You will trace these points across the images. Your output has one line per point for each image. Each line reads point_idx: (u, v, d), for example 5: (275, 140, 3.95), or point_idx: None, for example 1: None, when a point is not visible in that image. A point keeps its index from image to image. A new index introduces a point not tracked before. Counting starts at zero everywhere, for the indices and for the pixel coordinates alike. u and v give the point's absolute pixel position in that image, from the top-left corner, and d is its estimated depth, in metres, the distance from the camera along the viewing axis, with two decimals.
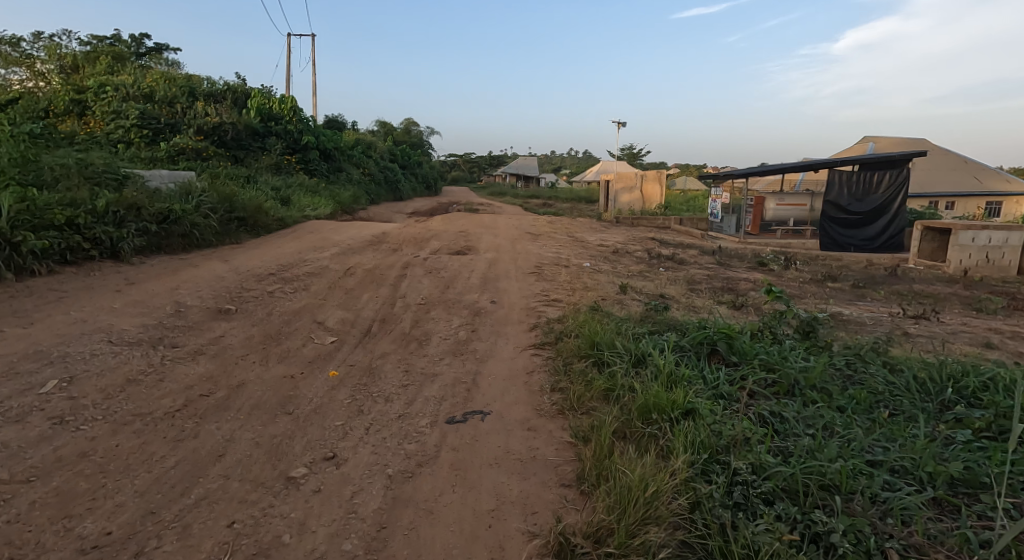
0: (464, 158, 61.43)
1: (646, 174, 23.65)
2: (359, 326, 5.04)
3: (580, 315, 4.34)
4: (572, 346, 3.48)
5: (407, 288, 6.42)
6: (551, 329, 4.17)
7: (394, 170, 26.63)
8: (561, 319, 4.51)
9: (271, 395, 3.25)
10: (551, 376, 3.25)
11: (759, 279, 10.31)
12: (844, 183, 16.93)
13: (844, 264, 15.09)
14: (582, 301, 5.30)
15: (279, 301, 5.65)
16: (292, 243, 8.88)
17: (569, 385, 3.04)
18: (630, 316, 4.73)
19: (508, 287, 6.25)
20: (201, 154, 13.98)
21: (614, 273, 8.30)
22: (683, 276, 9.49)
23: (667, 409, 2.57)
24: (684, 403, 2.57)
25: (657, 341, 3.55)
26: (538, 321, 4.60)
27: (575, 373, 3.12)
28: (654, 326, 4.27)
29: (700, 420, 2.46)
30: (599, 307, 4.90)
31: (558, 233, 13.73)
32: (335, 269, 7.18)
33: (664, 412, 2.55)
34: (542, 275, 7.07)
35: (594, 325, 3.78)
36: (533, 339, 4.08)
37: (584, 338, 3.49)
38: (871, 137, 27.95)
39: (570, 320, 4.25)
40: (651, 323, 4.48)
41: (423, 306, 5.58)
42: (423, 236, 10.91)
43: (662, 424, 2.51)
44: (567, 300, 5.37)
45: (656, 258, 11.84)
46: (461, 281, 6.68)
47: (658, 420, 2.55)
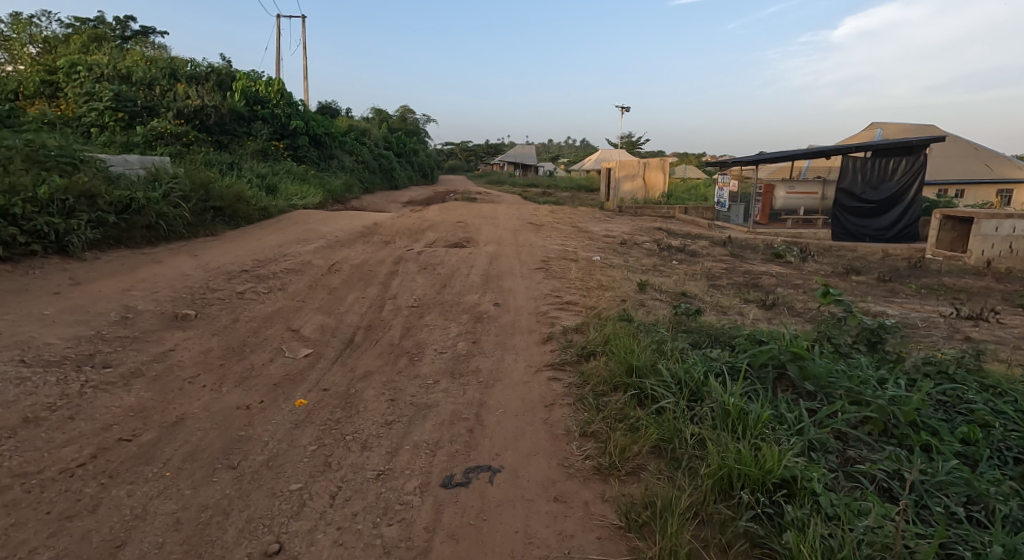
0: (461, 146, 60.34)
1: (649, 161, 22.74)
2: (341, 334, 4.29)
3: (603, 325, 3.61)
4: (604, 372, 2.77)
5: (398, 287, 5.66)
6: (569, 344, 3.43)
7: (389, 158, 25.71)
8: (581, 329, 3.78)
9: (214, 436, 2.51)
10: (580, 413, 2.52)
11: (779, 273, 9.56)
12: (858, 170, 16.07)
13: (860, 255, 14.37)
14: (600, 304, 4.56)
15: (249, 304, 4.89)
16: (274, 235, 8.08)
17: (607, 430, 2.33)
18: (660, 324, 3.99)
19: (513, 287, 5.50)
20: (181, 139, 13.13)
21: (626, 268, 7.55)
22: (699, 270, 8.74)
23: (760, 483, 1.89)
24: (782, 471, 1.89)
25: (710, 364, 2.81)
26: (552, 330, 3.86)
27: (614, 414, 2.40)
28: (693, 339, 3.52)
29: (816, 511, 1.77)
30: (623, 313, 4.15)
31: (561, 224, 12.94)
32: (318, 265, 6.43)
33: (756, 489, 1.88)
34: (550, 271, 6.32)
35: (626, 341, 3.05)
36: (547, 356, 3.34)
37: (619, 362, 2.76)
38: (880, 122, 27.13)
39: (593, 330, 3.52)
40: (686, 332, 3.74)
41: (416, 310, 4.82)
42: (418, 227, 10.12)
43: (759, 510, 1.83)
44: (583, 303, 4.63)
45: (666, 251, 11.12)
46: (459, 278, 5.93)
47: (751, 505, 1.86)
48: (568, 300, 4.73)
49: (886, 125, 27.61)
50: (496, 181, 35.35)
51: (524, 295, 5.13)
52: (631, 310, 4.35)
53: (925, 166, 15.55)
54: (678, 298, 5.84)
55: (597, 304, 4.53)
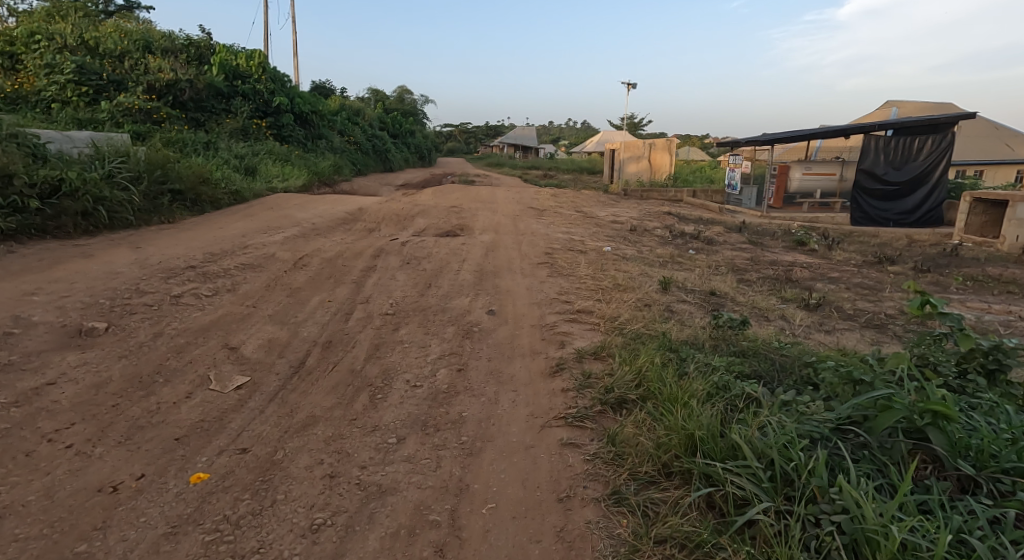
0: (461, 127, 58.89)
1: (655, 141, 21.61)
2: (291, 355, 3.37)
3: (632, 353, 2.70)
4: (653, 450, 1.93)
5: (374, 287, 4.72)
6: (587, 382, 2.50)
7: (384, 139, 24.58)
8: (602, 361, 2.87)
9: (35, 555, 1.62)
10: (622, 534, 1.69)
11: (807, 264, 8.61)
12: (879, 150, 15.10)
13: (883, 240, 13.44)
14: (622, 314, 3.64)
15: (184, 310, 3.95)
16: (240, 223, 7.13)
17: None
18: (702, 345, 3.08)
19: (511, 287, 4.56)
20: (152, 116, 12.13)
21: (642, 260, 6.60)
22: (721, 261, 7.80)
23: None
24: None
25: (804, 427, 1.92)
26: (562, 354, 2.93)
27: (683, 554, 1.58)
28: (756, 375, 2.59)
29: None
30: (653, 332, 3.23)
31: (564, 208, 11.96)
32: (283, 259, 5.48)
33: None
34: (555, 266, 5.38)
35: (675, 391, 2.18)
36: (558, 401, 2.40)
37: (671, 435, 1.92)
38: (897, 100, 25.94)
39: (619, 361, 2.63)
40: (738, 358, 2.84)
41: (391, 319, 3.89)
42: (407, 212, 9.15)
43: None
44: (600, 310, 3.72)
45: (680, 238, 10.17)
46: (449, 275, 4.99)
47: None
48: (582, 306, 3.81)
49: (902, 104, 26.51)
50: (495, 163, 34.26)
51: (527, 298, 4.20)
52: (660, 325, 3.44)
53: (952, 145, 14.32)
54: (708, 302, 4.91)
55: (617, 314, 3.62)
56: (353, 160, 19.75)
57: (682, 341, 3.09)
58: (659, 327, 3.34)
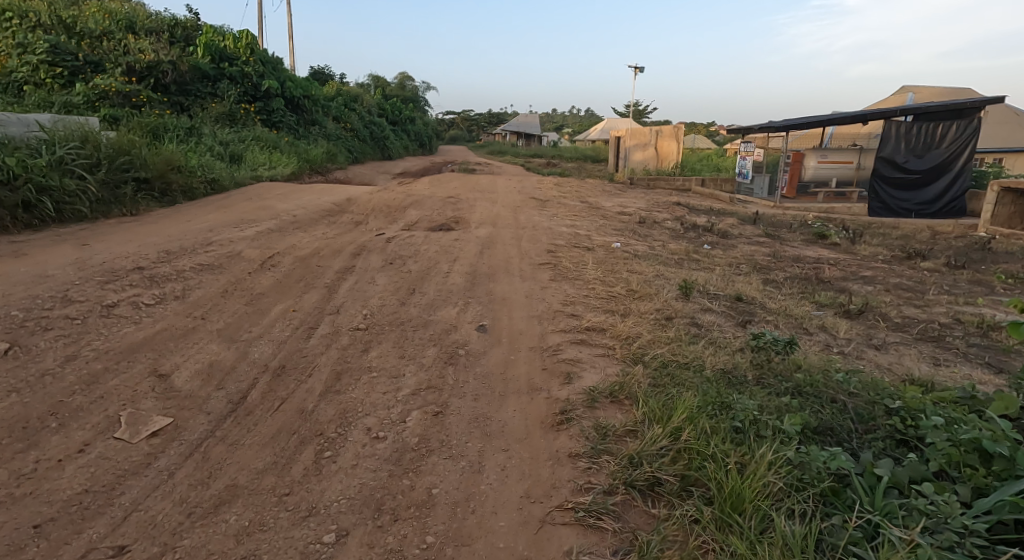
0: (463, 113, 57.83)
1: (662, 128, 20.76)
2: (232, 387, 2.70)
3: (666, 402, 2.15)
4: None
5: (349, 293, 4.07)
6: (597, 462, 1.94)
7: (382, 125, 23.78)
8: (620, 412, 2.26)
9: None
10: None
11: (833, 260, 7.92)
12: (900, 137, 14.10)
13: (905, 232, 12.72)
14: (640, 336, 2.98)
15: (115, 323, 3.30)
16: (211, 215, 6.48)
17: None
18: (744, 382, 2.47)
19: (507, 295, 3.90)
20: (131, 100, 11.49)
21: (655, 258, 5.94)
22: (739, 258, 7.13)
23: None
24: None
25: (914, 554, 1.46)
26: (568, 396, 2.32)
27: None
28: (821, 433, 2.01)
29: None
30: (681, 363, 2.59)
31: (568, 198, 11.27)
32: (250, 258, 4.83)
33: None
34: (559, 267, 4.72)
35: (740, 486, 1.71)
36: (555, 495, 1.83)
37: None
38: (913, 86, 25.00)
39: (649, 417, 2.10)
40: (797, 400, 2.23)
41: (361, 337, 3.23)
42: (399, 203, 8.48)
43: None
44: (615, 327, 3.06)
45: (692, 231, 9.48)
46: (436, 279, 4.34)
47: None
48: (591, 321, 3.15)
49: (918, 88, 25.54)
50: (496, 151, 33.43)
51: (525, 310, 3.54)
52: (690, 351, 2.78)
53: (977, 131, 13.47)
54: (736, 311, 4.25)
55: (636, 336, 2.97)
56: (349, 148, 19.03)
57: (720, 378, 2.47)
58: (689, 355, 2.71)
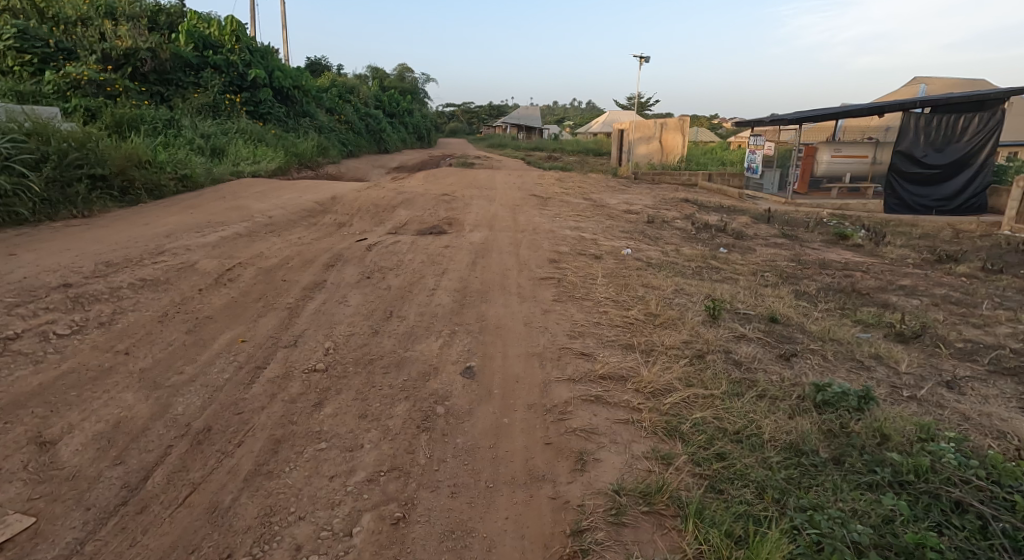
0: (462, 106, 56.94)
1: (667, 121, 20.03)
2: (130, 460, 2.03)
3: (740, 541, 1.60)
4: None
5: (313, 318, 3.41)
6: None
7: (378, 117, 23.03)
8: (657, 540, 1.63)
9: None
10: None
11: (861, 265, 7.25)
12: (921, 130, 13.02)
13: (926, 231, 11.90)
14: (671, 390, 2.33)
15: (9, 362, 2.64)
16: (174, 217, 5.80)
17: None
18: (819, 473, 1.86)
19: (501, 321, 3.24)
20: (106, 89, 10.80)
21: (671, 268, 5.28)
22: (761, 264, 6.44)
23: None
24: None
25: None
26: (583, 509, 1.73)
27: None
28: None
29: None
30: (730, 444, 1.98)
31: (570, 195, 10.58)
32: (205, 271, 4.17)
33: None
34: (564, 282, 4.05)
35: None
36: None
37: None
38: (925, 77, 24.20)
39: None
40: (907, 508, 1.68)
41: (317, 382, 2.56)
42: (388, 201, 7.79)
43: None
44: (640, 377, 2.41)
45: (705, 232, 8.80)
46: (418, 300, 3.67)
47: None
48: (607, 366, 2.49)
49: (931, 80, 24.79)
50: (497, 145, 32.73)
51: (523, 344, 2.88)
52: (738, 417, 2.14)
53: (1001, 124, 12.53)
54: (773, 338, 3.58)
55: (668, 392, 2.33)
56: (342, 141, 18.32)
57: (790, 476, 1.84)
58: (739, 428, 2.08)
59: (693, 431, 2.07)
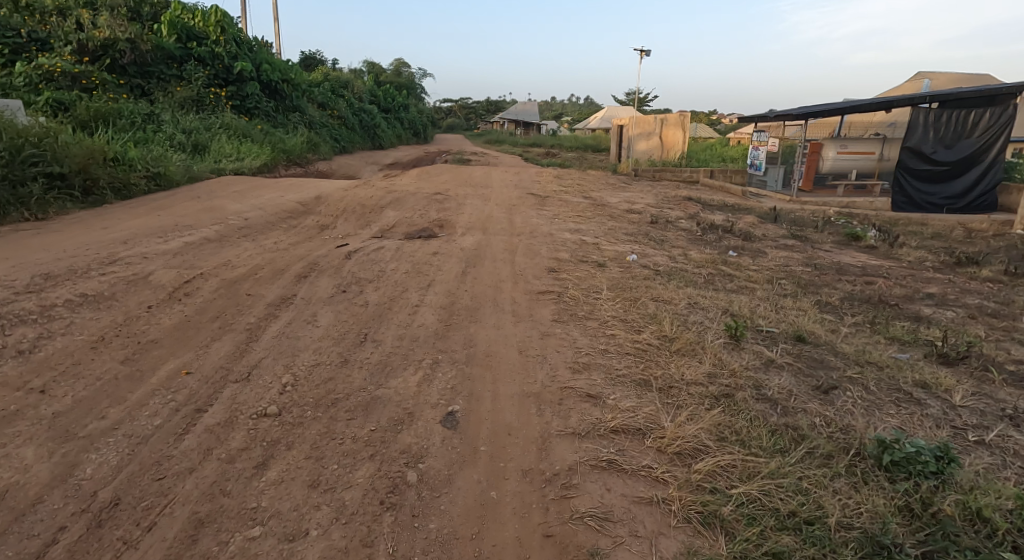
0: (460, 100, 56.32)
1: (667, 116, 19.54)
2: (2, 552, 1.58)
3: None
4: None
5: (275, 343, 2.94)
6: None
7: (372, 112, 22.51)
8: None
9: None
10: None
11: (880, 269, 6.78)
12: (929, 125, 11.99)
13: (936, 230, 11.04)
14: (700, 453, 1.90)
15: None
16: (137, 220, 5.32)
17: None
18: None
19: (493, 348, 2.77)
20: (81, 82, 10.28)
21: (681, 276, 4.82)
22: (776, 271, 5.97)
23: None
24: None
25: None
26: None
27: None
28: None
29: None
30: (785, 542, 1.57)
31: (569, 194, 10.10)
32: (159, 284, 3.70)
33: None
34: (564, 296, 3.58)
35: None
36: None
37: None
38: (928, 72, 23.78)
39: None
40: None
41: (266, 432, 2.10)
42: (375, 201, 7.30)
43: None
44: (663, 435, 1.98)
45: (712, 234, 8.32)
46: (398, 320, 3.21)
47: None
48: (622, 418, 2.05)
49: (934, 75, 24.33)
50: (495, 140, 32.26)
51: (519, 380, 2.43)
52: (789, 498, 1.72)
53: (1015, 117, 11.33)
54: (805, 361, 3.13)
55: (697, 455, 1.90)
56: (335, 137, 17.83)
57: None
58: (791, 514, 1.66)
59: (735, 521, 1.65)
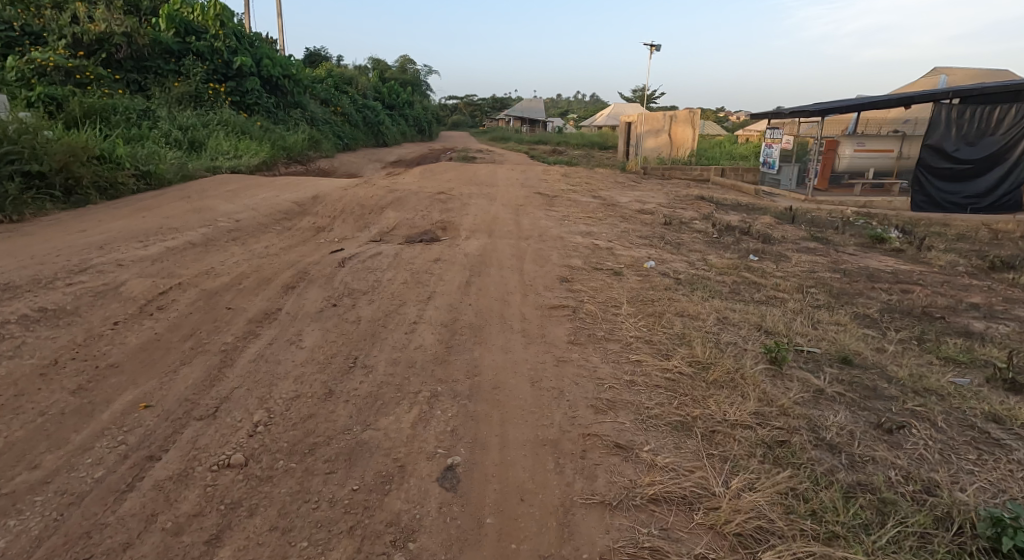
0: (465, 96, 55.96)
1: (676, 112, 19.07)
2: None
3: None
4: None
5: (253, 368, 2.57)
6: None
7: (376, 108, 22.17)
8: None
9: None
10: None
11: (912, 275, 6.33)
12: (952, 122, 11.10)
13: (960, 230, 10.34)
14: (765, 537, 1.55)
15: None
16: (120, 222, 4.98)
17: None
18: None
19: (501, 379, 2.40)
20: (75, 77, 9.96)
21: (704, 286, 4.43)
22: (802, 277, 5.56)
23: None
24: None
25: None
26: None
27: None
28: None
29: None
30: None
31: (578, 193, 9.72)
32: (131, 295, 3.34)
33: None
34: (580, 312, 3.20)
35: None
36: None
37: None
38: (945, 67, 23.18)
39: None
40: None
41: (228, 491, 1.74)
42: (376, 201, 6.94)
43: None
44: (719, 510, 1.62)
45: (729, 236, 7.90)
46: (394, 340, 2.84)
47: None
48: (663, 484, 1.70)
49: (950, 70, 23.71)
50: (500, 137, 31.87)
51: (533, 419, 2.08)
52: None
53: None
54: (857, 391, 2.74)
55: (762, 538, 1.55)
56: (338, 134, 17.49)
57: None
58: None
59: None
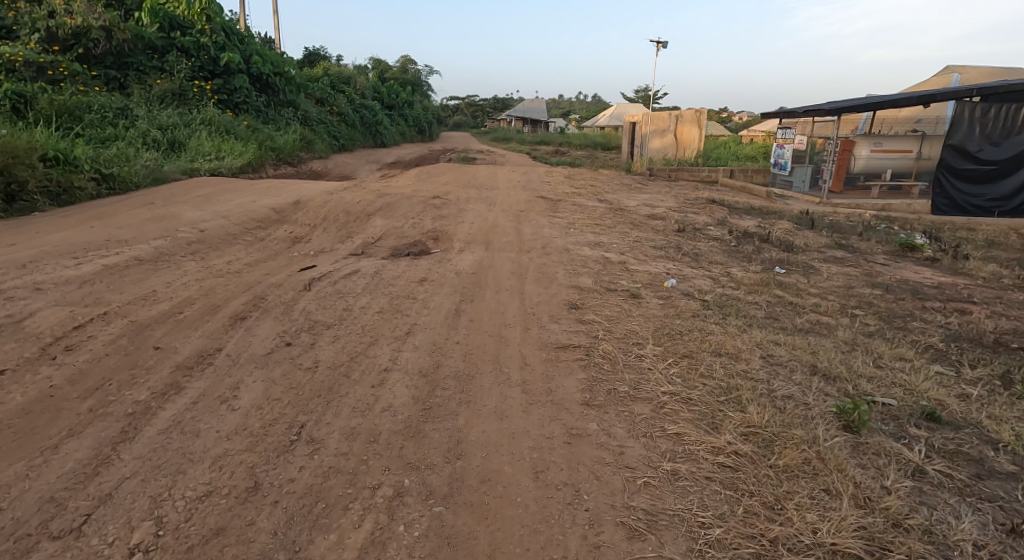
0: (466, 97, 55.37)
1: (683, 112, 18.39)
2: None
3: None
4: None
5: (160, 444, 1.91)
6: None
7: (374, 108, 21.54)
8: None
9: None
10: None
11: (960, 290, 5.62)
12: (975, 121, 10.17)
13: (988, 235, 9.50)
14: None
15: None
16: (61, 233, 4.33)
17: None
18: None
19: (494, 469, 1.75)
20: (47, 73, 9.32)
21: (737, 310, 3.76)
22: (841, 295, 4.89)
23: None
24: None
25: None
26: None
27: None
28: None
29: None
30: None
31: (584, 196, 9.04)
32: (37, 330, 2.68)
33: None
34: (596, 355, 2.53)
35: None
36: None
37: None
38: (959, 65, 22.53)
39: None
40: None
41: None
42: (363, 207, 6.28)
43: None
44: None
45: (749, 245, 7.21)
46: (356, 398, 2.18)
47: None
48: None
49: (965, 68, 23.04)
50: (502, 137, 31.26)
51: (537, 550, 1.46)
52: None
53: None
54: (961, 467, 2.08)
55: None
56: (333, 134, 16.86)
57: None
58: None
59: None
